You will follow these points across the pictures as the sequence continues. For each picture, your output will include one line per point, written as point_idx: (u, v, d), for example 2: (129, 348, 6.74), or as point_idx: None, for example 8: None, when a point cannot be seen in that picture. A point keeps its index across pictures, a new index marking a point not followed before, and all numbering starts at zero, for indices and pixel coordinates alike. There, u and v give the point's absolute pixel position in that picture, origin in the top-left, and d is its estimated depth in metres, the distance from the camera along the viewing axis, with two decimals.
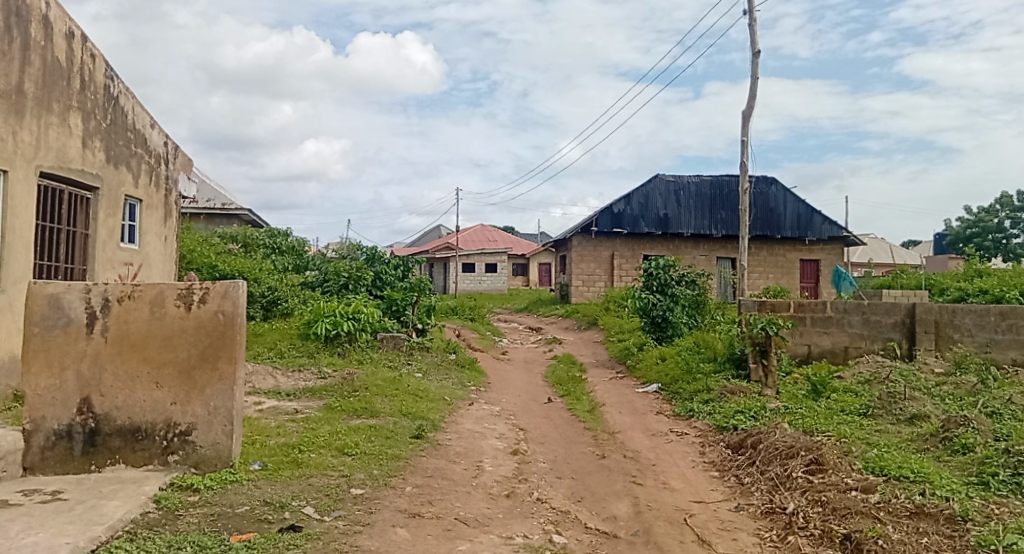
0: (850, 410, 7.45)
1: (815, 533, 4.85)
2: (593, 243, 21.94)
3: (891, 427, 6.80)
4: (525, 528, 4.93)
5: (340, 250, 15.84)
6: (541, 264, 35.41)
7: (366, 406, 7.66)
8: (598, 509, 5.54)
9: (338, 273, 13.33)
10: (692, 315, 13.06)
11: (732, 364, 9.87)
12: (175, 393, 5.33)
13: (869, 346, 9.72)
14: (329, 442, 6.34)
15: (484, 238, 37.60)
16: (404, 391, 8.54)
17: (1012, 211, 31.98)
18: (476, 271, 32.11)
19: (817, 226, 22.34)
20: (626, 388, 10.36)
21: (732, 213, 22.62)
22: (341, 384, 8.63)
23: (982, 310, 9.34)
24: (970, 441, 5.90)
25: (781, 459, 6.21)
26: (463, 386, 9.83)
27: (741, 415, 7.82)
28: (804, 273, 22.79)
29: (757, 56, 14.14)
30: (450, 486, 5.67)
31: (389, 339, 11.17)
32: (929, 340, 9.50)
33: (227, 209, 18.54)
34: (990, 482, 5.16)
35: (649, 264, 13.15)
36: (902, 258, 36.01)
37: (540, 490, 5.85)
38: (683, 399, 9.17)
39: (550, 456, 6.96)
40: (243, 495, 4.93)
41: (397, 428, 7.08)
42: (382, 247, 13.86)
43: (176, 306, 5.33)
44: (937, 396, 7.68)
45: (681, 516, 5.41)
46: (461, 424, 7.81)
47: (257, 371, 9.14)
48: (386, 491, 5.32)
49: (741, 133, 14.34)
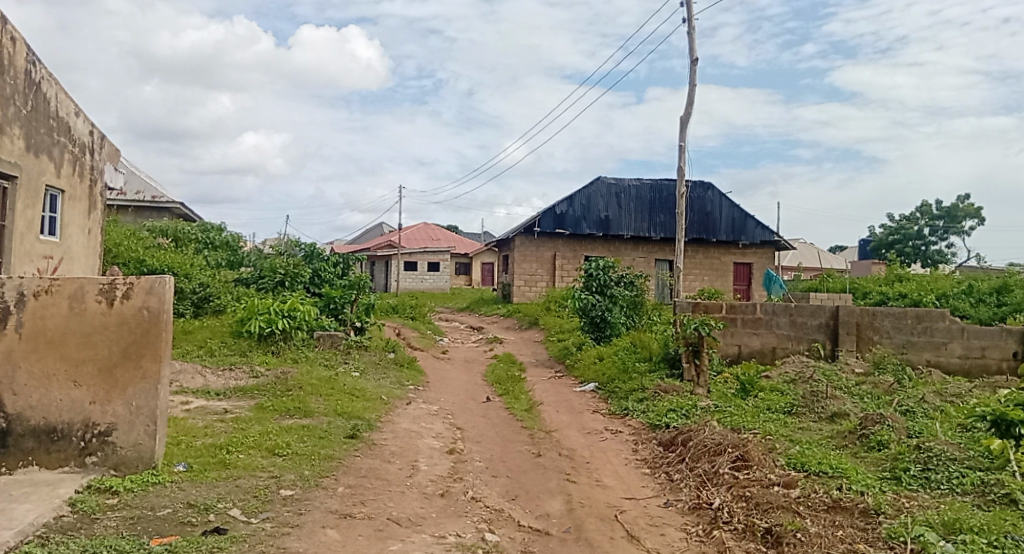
0: (775, 408, 7.71)
1: (738, 527, 5.02)
2: (536, 243, 22.10)
3: (813, 425, 7.07)
4: (458, 526, 4.93)
5: (276, 246, 15.52)
6: (484, 264, 35.46)
7: (300, 406, 7.53)
8: (532, 507, 5.58)
9: (274, 270, 13.09)
10: (630, 316, 13.27)
11: (667, 363, 10.15)
12: (95, 392, 5.12)
13: (795, 347, 10.06)
14: (259, 442, 6.20)
15: (426, 236, 37.37)
16: (339, 391, 8.41)
17: (930, 219, 33.62)
18: (418, 270, 31.89)
19: (751, 230, 22.96)
20: (564, 387, 10.44)
21: (670, 216, 23.08)
22: (273, 383, 8.44)
23: (899, 313, 9.72)
24: (884, 438, 6.17)
25: (709, 456, 6.40)
26: (401, 385, 9.75)
27: (674, 413, 8.02)
28: (738, 276, 23.40)
29: (695, 63, 14.48)
30: (384, 486, 5.63)
31: (326, 338, 10.95)
32: (851, 341, 9.86)
33: (158, 203, 17.94)
34: (901, 476, 5.42)
35: (589, 265, 13.36)
36: (830, 262, 37.41)
37: (475, 489, 5.86)
38: (619, 397, 9.32)
39: (486, 455, 6.97)
40: (165, 498, 4.78)
41: (331, 428, 6.97)
42: (320, 244, 13.61)
43: (97, 301, 5.13)
44: (856, 395, 8.02)
45: (613, 512, 5.50)
46: (397, 423, 7.75)
47: (185, 370, 8.85)
48: (317, 492, 5.24)
49: (679, 138, 14.67)
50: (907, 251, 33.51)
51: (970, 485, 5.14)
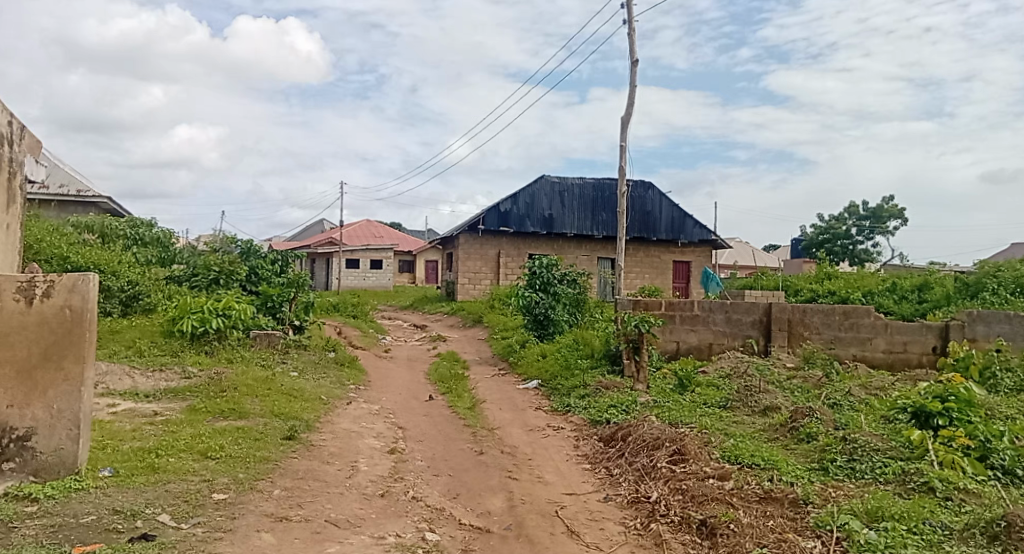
0: (711, 403, 7.90)
1: (674, 520, 5.13)
2: (479, 241, 22.08)
3: (747, 418, 7.26)
4: (398, 527, 4.89)
5: (210, 243, 15.06)
6: (428, 262, 35.24)
7: (234, 407, 7.33)
8: (473, 505, 5.57)
9: (208, 268, 12.63)
10: (573, 313, 13.38)
11: (608, 360, 10.30)
12: (12, 395, 4.89)
13: (731, 343, 10.33)
14: (191, 445, 6.01)
15: (368, 233, 36.90)
16: (277, 391, 8.22)
17: (857, 220, 34.96)
18: (359, 268, 31.45)
19: (689, 229, 23.46)
20: (508, 385, 10.46)
21: (613, 215, 23.36)
22: (207, 384, 8.20)
23: (828, 309, 10.07)
24: (813, 430, 6.39)
25: (648, 451, 6.51)
26: (341, 385, 9.60)
27: (614, 408, 8.13)
28: (677, 274, 23.88)
29: (635, 64, 14.69)
30: (322, 488, 5.53)
31: (263, 337, 10.68)
32: (782, 337, 10.18)
33: (83, 197, 17.18)
34: (829, 467, 5.62)
35: (533, 262, 13.43)
36: (764, 261, 38.53)
37: (416, 488, 5.81)
38: (561, 394, 9.39)
39: (428, 454, 6.92)
40: (89, 504, 4.58)
41: (268, 429, 6.80)
42: (257, 241, 13.28)
43: (15, 300, 4.89)
44: (787, 389, 8.28)
45: (553, 508, 5.54)
46: (337, 423, 7.63)
47: (112, 371, 8.51)
48: (252, 495, 5.11)
49: (621, 138, 14.86)
50: (835, 250, 34.79)
51: (891, 475, 5.37)
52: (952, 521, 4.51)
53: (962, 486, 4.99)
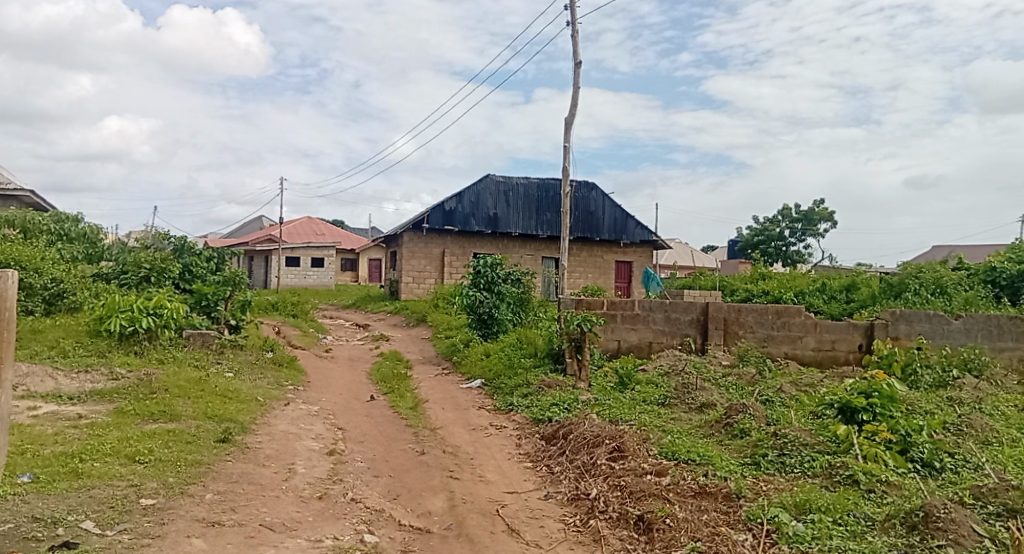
0: (650, 400, 8.04)
1: (613, 516, 5.20)
2: (424, 240, 21.94)
3: (684, 415, 7.41)
4: (336, 529, 4.81)
5: (142, 239, 14.54)
6: (370, 260, 34.85)
7: (165, 410, 7.09)
8: (414, 505, 5.53)
9: (138, 264, 12.16)
10: (517, 312, 13.43)
11: (551, 359, 10.36)
12: None
13: (670, 342, 10.53)
14: (118, 449, 5.79)
15: (310, 231, 36.23)
16: (210, 393, 7.98)
17: (790, 222, 36.11)
18: (300, 266, 30.85)
19: (631, 230, 23.81)
20: (451, 384, 10.42)
21: (557, 215, 23.52)
22: (135, 386, 7.91)
23: (761, 308, 10.36)
24: (746, 425, 6.57)
25: (588, 448, 6.58)
26: (279, 385, 9.40)
27: (556, 407, 8.19)
28: (619, 274, 24.22)
29: (578, 66, 14.83)
30: (257, 491, 5.40)
31: (196, 337, 10.36)
32: (719, 336, 10.43)
33: (4, 190, 16.37)
34: (761, 462, 5.79)
35: (477, 261, 13.42)
36: (702, 261, 39.42)
37: (355, 490, 5.73)
38: (504, 393, 9.41)
39: (368, 455, 6.83)
40: (6, 512, 4.37)
41: (200, 432, 6.60)
42: (191, 238, 12.93)
43: None
44: (723, 386, 8.50)
45: (494, 507, 5.54)
46: (274, 425, 7.46)
47: (33, 372, 8.12)
48: (182, 500, 4.95)
49: (564, 139, 14.98)
50: (770, 251, 35.87)
51: (819, 469, 5.55)
52: (875, 512, 4.70)
53: (884, 478, 5.21)
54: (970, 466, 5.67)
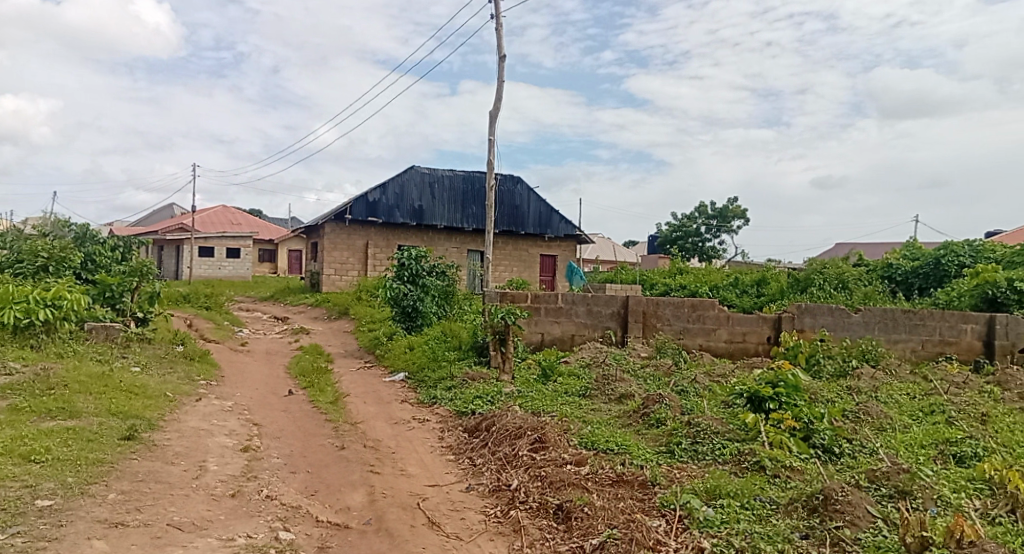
0: (571, 392, 8.17)
1: (533, 506, 5.26)
2: (346, 231, 21.54)
3: (603, 406, 7.55)
4: (249, 527, 4.68)
5: (39, 225, 13.65)
6: (290, 252, 33.96)
7: (63, 407, 6.71)
8: (332, 501, 5.43)
9: (33, 252, 11.18)
10: (441, 305, 13.36)
11: (475, 352, 10.37)
12: None
13: (591, 334, 10.71)
14: (11, 448, 5.43)
15: (225, 220, 34.95)
16: (115, 389, 7.59)
17: (706, 219, 37.27)
18: (215, 256, 29.71)
19: (555, 224, 24.06)
20: (374, 378, 10.28)
21: (482, 208, 23.41)
22: (31, 381, 7.44)
23: (678, 302, 10.67)
24: (662, 415, 6.76)
25: (510, 439, 6.63)
26: (191, 380, 9.05)
27: (479, 399, 8.21)
28: (543, 268, 24.44)
29: (503, 60, 14.84)
30: (164, 490, 5.18)
31: (100, 330, 9.99)
32: (638, 328, 10.68)
33: None
34: (674, 450, 5.97)
35: (401, 254, 13.26)
36: (623, 256, 40.22)
37: (270, 487, 5.58)
38: (428, 386, 9.36)
39: (286, 451, 6.66)
40: None
41: (103, 430, 6.28)
42: (93, 227, 12.37)
43: None
44: (641, 377, 8.71)
45: (415, 501, 5.51)
46: (184, 422, 7.17)
47: None
48: (82, 501, 4.70)
49: (489, 133, 14.98)
50: (687, 247, 36.92)
51: (729, 455, 5.78)
52: (779, 496, 4.92)
53: (789, 464, 5.46)
54: (865, 451, 6.01)
